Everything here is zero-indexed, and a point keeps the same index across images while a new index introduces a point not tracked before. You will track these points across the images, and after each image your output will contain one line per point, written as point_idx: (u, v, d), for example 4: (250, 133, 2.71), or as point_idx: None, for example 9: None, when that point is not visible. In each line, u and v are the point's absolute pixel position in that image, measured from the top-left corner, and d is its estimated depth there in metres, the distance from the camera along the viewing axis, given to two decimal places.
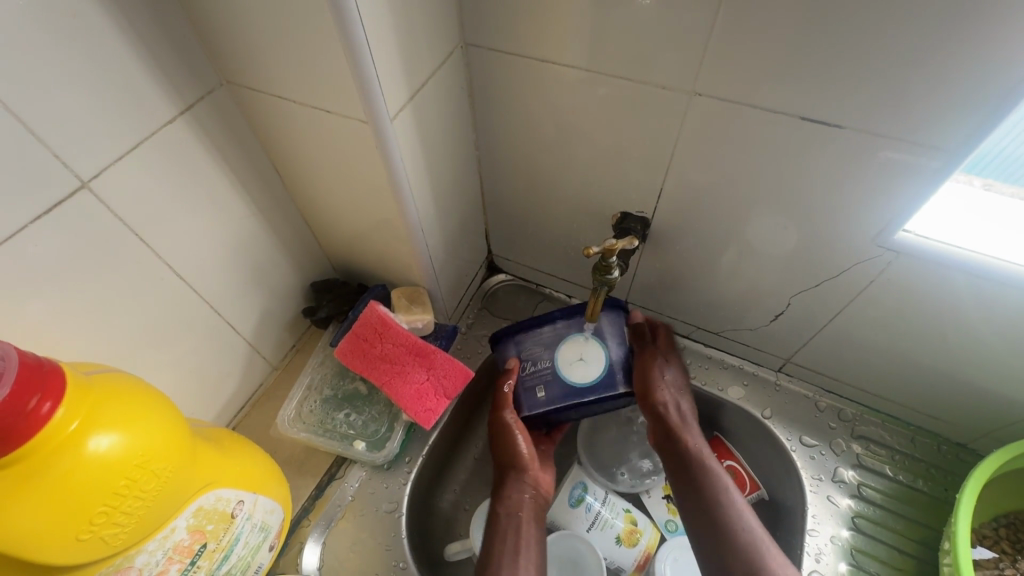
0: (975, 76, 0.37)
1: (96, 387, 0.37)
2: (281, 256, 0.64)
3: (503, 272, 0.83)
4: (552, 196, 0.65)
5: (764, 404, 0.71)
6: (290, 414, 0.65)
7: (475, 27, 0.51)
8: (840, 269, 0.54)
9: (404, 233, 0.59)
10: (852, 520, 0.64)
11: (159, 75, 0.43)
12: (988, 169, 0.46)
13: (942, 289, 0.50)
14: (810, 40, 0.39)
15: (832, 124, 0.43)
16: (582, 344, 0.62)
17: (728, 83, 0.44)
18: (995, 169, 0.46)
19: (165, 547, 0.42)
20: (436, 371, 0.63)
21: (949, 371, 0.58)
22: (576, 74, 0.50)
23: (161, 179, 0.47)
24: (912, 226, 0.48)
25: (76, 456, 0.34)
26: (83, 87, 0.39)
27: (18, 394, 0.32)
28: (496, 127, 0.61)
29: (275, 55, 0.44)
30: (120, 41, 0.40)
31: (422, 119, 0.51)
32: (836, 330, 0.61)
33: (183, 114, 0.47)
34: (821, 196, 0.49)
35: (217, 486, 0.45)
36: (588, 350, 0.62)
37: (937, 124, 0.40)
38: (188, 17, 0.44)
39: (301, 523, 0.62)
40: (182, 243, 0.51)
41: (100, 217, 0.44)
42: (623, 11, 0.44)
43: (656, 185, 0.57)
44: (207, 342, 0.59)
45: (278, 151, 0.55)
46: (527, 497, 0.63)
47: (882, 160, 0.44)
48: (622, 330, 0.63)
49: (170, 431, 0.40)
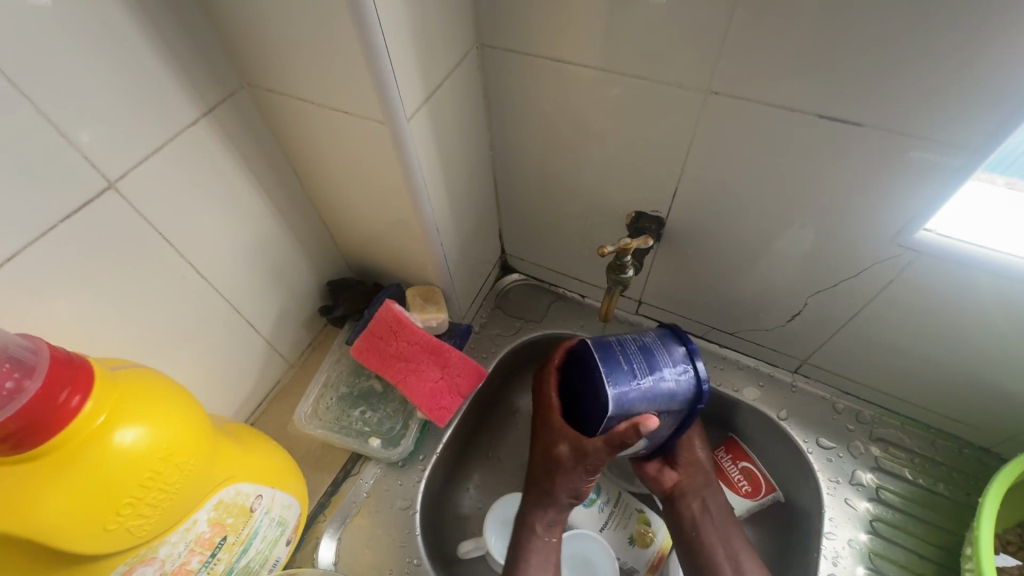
0: (1000, 72, 0.36)
1: (121, 381, 0.38)
2: (299, 256, 0.65)
3: (517, 272, 0.84)
4: (566, 196, 0.66)
5: (780, 406, 0.71)
6: (307, 410, 0.66)
7: (491, 28, 0.51)
8: (858, 269, 0.54)
9: (420, 233, 0.59)
10: (870, 524, 0.63)
11: (181, 78, 0.45)
12: (1013, 169, 0.45)
13: (964, 290, 0.49)
14: (829, 38, 0.39)
15: (852, 122, 0.43)
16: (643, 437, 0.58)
17: (744, 81, 0.44)
18: (1021, 168, 0.45)
19: (187, 539, 0.43)
20: (450, 369, 0.64)
21: (970, 372, 0.57)
22: (592, 74, 0.50)
23: (184, 179, 0.48)
24: (933, 225, 0.47)
25: (104, 448, 0.35)
26: (111, 90, 0.40)
27: (50, 387, 0.33)
28: (511, 128, 0.61)
29: (294, 58, 0.44)
30: (146, 45, 0.41)
31: (437, 119, 0.52)
32: (854, 331, 0.61)
33: (204, 115, 0.48)
34: (839, 195, 0.49)
35: (237, 480, 0.46)
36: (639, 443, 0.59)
37: (959, 122, 0.40)
38: (210, 22, 0.45)
39: (317, 519, 0.63)
40: (203, 242, 0.52)
41: (126, 217, 0.45)
42: (638, 10, 0.44)
43: (671, 184, 0.57)
44: (226, 340, 0.60)
45: (296, 151, 0.56)
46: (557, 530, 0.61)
47: (902, 158, 0.43)
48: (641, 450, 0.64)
49: (192, 424, 0.41)
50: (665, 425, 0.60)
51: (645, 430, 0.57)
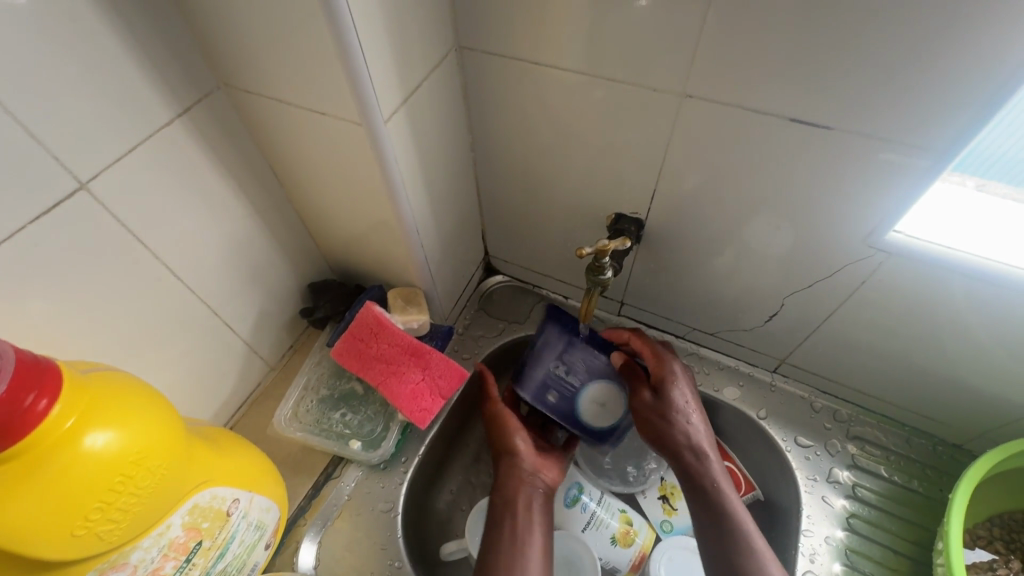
0: (962, 78, 0.37)
1: (92, 384, 0.37)
2: (279, 257, 0.65)
3: (500, 274, 0.84)
4: (548, 198, 0.66)
5: (759, 405, 0.71)
6: (286, 413, 0.65)
7: (470, 31, 0.52)
8: (832, 270, 0.55)
9: (400, 235, 0.59)
10: (847, 521, 0.64)
11: (156, 78, 0.44)
12: (981, 170, 0.46)
13: (933, 289, 0.51)
14: (798, 42, 0.40)
15: (822, 125, 0.44)
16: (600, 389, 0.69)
17: (718, 85, 0.45)
18: (986, 170, 0.46)
19: (161, 544, 0.42)
20: (431, 371, 0.63)
21: (941, 370, 0.58)
22: (570, 77, 0.51)
23: (159, 180, 0.48)
24: (902, 226, 0.48)
25: (72, 453, 0.35)
26: (83, 90, 0.40)
27: (16, 390, 0.33)
28: (491, 129, 0.61)
29: (270, 58, 0.44)
30: (120, 45, 0.41)
31: (417, 121, 0.52)
32: (830, 331, 0.62)
33: (180, 116, 0.47)
34: (812, 197, 0.49)
35: (212, 484, 0.46)
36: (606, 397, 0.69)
37: (926, 125, 0.41)
38: (186, 22, 0.45)
39: (297, 523, 0.63)
40: (180, 244, 0.52)
41: (99, 219, 0.44)
42: (614, 13, 0.44)
43: (650, 186, 0.57)
44: (204, 342, 0.59)
45: (275, 153, 0.56)
46: (521, 486, 0.63)
47: (871, 161, 0.44)
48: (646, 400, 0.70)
49: (165, 427, 0.40)
50: (603, 369, 0.70)
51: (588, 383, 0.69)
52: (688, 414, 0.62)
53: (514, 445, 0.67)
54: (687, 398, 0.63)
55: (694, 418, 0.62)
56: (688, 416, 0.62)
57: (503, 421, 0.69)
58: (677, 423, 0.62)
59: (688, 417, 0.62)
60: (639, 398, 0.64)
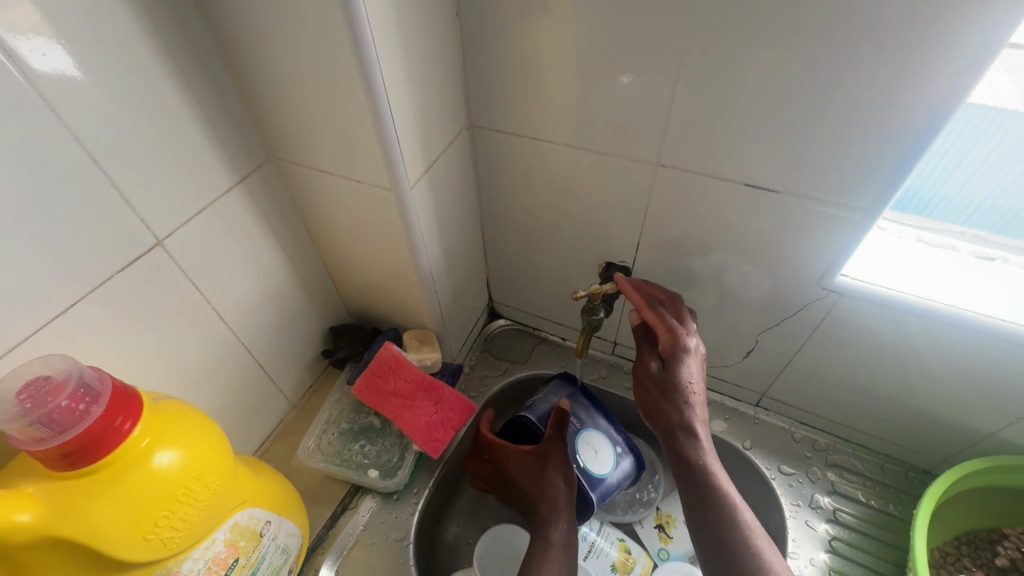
0: (874, 154, 0.47)
1: (163, 410, 0.44)
2: (306, 302, 0.72)
3: (503, 317, 0.91)
4: (546, 250, 0.74)
5: (745, 436, 0.77)
6: (310, 445, 0.71)
7: (480, 113, 0.62)
8: (796, 309, 0.62)
9: (417, 282, 0.67)
10: (830, 543, 0.68)
11: (222, 155, 0.54)
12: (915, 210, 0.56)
13: (883, 324, 0.58)
14: (745, 127, 0.50)
15: (771, 189, 0.53)
16: (593, 438, 0.72)
17: (684, 157, 0.55)
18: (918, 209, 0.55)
19: (206, 557, 0.47)
20: (443, 405, 0.70)
21: (902, 398, 0.65)
22: (563, 149, 0.61)
23: (217, 236, 0.56)
24: (848, 270, 0.57)
25: (146, 464, 0.41)
26: (168, 165, 0.49)
27: (111, 412, 0.39)
28: (496, 191, 0.71)
29: (318, 138, 0.54)
30: (197, 131, 0.51)
31: (435, 186, 0.61)
32: (803, 365, 0.69)
33: (238, 184, 0.57)
34: (772, 246, 0.58)
35: (249, 505, 0.51)
36: (599, 444, 0.72)
37: (854, 190, 0.50)
38: (250, 110, 0.55)
39: (316, 551, 0.66)
40: (227, 290, 0.60)
41: (169, 271, 0.53)
42: (598, 101, 0.55)
43: (635, 239, 0.66)
44: (238, 379, 0.65)
45: (311, 213, 0.65)
46: (561, 525, 0.64)
47: (814, 217, 0.53)
48: (551, 397, 0.74)
49: (217, 448, 0.47)
50: (598, 424, 0.74)
51: (588, 431, 0.72)
52: (688, 396, 0.57)
53: (550, 484, 0.66)
54: (693, 379, 0.58)
55: (693, 401, 0.57)
56: (687, 399, 0.57)
57: (559, 458, 0.68)
58: (673, 401, 0.58)
59: (685, 395, 0.57)
60: (644, 368, 0.60)
